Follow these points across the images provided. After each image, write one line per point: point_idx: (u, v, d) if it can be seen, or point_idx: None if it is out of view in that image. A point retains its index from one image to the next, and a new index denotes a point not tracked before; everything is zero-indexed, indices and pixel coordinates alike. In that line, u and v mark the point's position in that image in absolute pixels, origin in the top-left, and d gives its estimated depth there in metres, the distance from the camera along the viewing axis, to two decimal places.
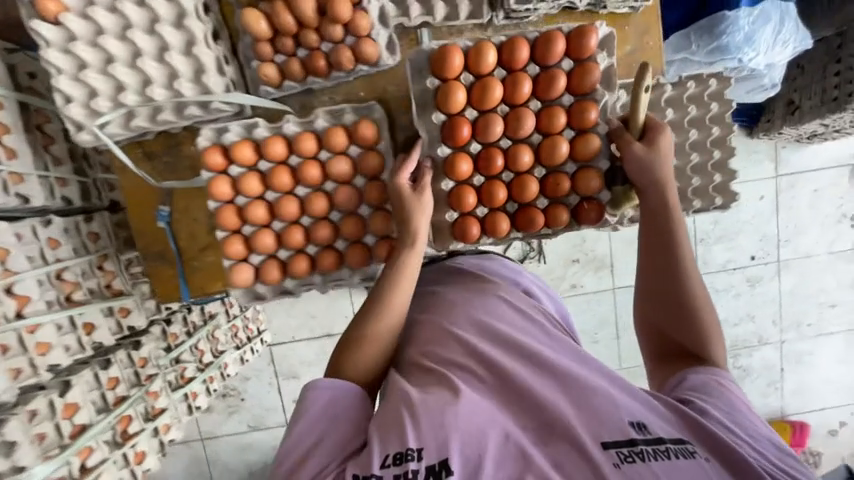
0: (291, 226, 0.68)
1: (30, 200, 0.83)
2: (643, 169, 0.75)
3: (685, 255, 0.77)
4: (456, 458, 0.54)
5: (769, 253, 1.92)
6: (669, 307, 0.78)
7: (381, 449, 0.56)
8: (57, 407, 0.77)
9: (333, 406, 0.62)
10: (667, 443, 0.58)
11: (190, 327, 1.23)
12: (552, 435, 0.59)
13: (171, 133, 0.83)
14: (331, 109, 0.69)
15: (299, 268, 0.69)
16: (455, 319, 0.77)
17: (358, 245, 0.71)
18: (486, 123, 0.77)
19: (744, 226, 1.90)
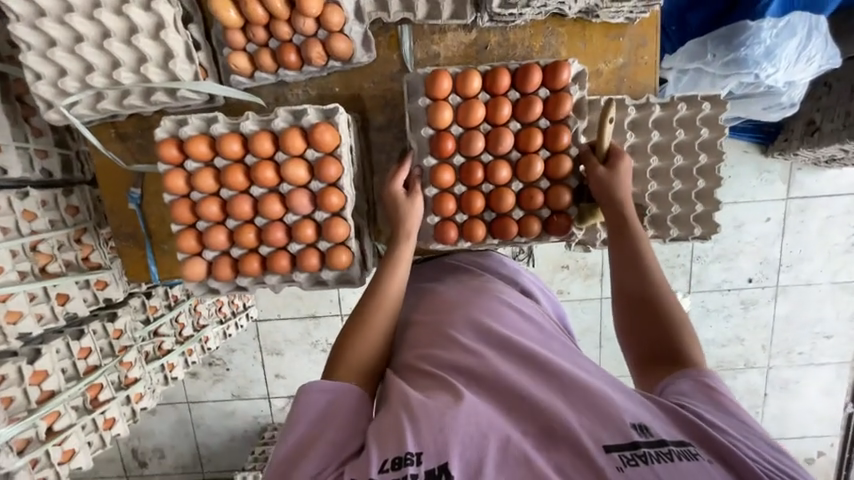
0: (241, 225, 0.69)
1: (8, 171, 0.84)
2: (607, 190, 0.72)
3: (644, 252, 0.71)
4: (456, 462, 0.48)
5: (768, 277, 1.86)
6: (636, 308, 0.69)
7: (379, 453, 0.50)
8: (25, 373, 0.82)
9: (335, 405, 0.58)
10: (670, 445, 0.50)
11: (171, 302, 1.26)
12: (555, 438, 0.52)
13: (143, 116, 0.82)
14: (293, 108, 0.68)
15: (248, 268, 0.70)
16: (451, 315, 0.72)
17: (306, 248, 0.70)
18: (469, 139, 0.74)
19: (745, 247, 1.83)
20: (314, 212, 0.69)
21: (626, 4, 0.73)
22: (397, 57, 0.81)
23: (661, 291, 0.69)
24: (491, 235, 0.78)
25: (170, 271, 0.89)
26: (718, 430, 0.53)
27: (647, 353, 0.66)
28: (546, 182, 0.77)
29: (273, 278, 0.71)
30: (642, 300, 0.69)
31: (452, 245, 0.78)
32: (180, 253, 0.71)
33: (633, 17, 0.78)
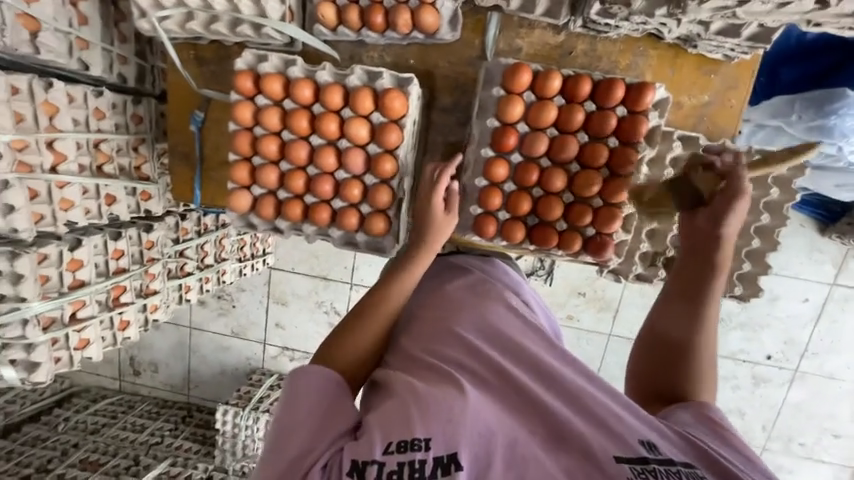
0: (294, 171, 0.70)
1: (90, 68, 0.88)
2: (709, 235, 0.67)
3: (709, 304, 0.69)
4: (467, 454, 0.49)
5: (789, 358, 1.77)
6: (664, 356, 0.69)
7: (384, 436, 0.51)
8: (64, 258, 0.85)
9: (315, 390, 0.57)
10: (678, 465, 0.52)
11: (201, 229, 1.31)
12: (563, 440, 0.54)
13: (224, 44, 0.85)
14: (369, 69, 0.69)
15: (291, 213, 0.72)
16: (458, 308, 0.72)
17: (351, 208, 0.71)
18: (533, 139, 0.73)
19: (773, 322, 1.75)
20: (365, 174, 0.70)
21: (730, 41, 0.69)
22: (479, 43, 0.80)
23: (701, 348, 0.68)
24: (530, 240, 0.76)
25: (213, 198, 0.92)
26: (724, 458, 0.54)
27: (655, 392, 0.68)
28: (599, 201, 0.74)
29: (310, 228, 0.73)
30: (674, 352, 0.68)
31: (487, 240, 0.78)
32: (231, 182, 0.74)
33: (732, 55, 0.74)
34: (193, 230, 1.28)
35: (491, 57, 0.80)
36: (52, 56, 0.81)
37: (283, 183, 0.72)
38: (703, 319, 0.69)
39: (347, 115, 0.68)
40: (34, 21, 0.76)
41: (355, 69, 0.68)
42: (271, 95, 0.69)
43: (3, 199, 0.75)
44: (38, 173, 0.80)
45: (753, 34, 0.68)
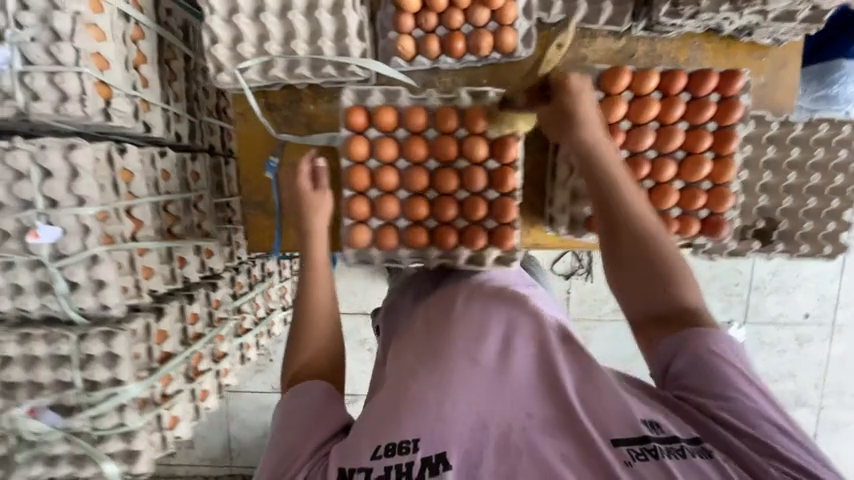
0: (415, 197, 0.75)
1: (152, 129, 0.86)
2: (566, 128, 0.66)
3: (652, 241, 0.65)
4: (454, 453, 0.53)
5: (824, 314, 1.84)
6: (653, 319, 0.64)
7: (373, 440, 0.55)
8: (152, 331, 0.80)
9: (308, 403, 0.63)
10: (682, 441, 0.54)
11: (251, 281, 1.27)
12: (554, 427, 0.55)
13: (296, 88, 0.85)
14: (476, 90, 0.77)
15: (418, 239, 0.75)
16: (460, 304, 0.70)
17: (479, 225, 0.76)
18: (638, 135, 0.69)
19: (804, 282, 1.82)
20: (487, 190, 0.75)
21: (786, 25, 0.76)
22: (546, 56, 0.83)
23: (685, 293, 0.64)
24: None
25: (293, 244, 0.89)
26: (724, 421, 0.56)
27: (648, 328, 0.64)
28: (707, 183, 0.71)
29: (437, 251, 0.76)
30: (664, 314, 0.64)
31: None
32: (348, 219, 0.76)
33: (782, 39, 0.80)
34: (246, 285, 1.22)
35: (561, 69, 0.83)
36: (123, 122, 0.77)
37: (403, 212, 0.76)
38: (672, 270, 0.64)
39: (466, 135, 0.75)
40: (107, 89, 0.74)
41: (461, 91, 0.76)
42: (386, 128, 0.74)
43: (95, 275, 0.71)
44: (122, 242, 0.75)
45: (807, 16, 0.75)
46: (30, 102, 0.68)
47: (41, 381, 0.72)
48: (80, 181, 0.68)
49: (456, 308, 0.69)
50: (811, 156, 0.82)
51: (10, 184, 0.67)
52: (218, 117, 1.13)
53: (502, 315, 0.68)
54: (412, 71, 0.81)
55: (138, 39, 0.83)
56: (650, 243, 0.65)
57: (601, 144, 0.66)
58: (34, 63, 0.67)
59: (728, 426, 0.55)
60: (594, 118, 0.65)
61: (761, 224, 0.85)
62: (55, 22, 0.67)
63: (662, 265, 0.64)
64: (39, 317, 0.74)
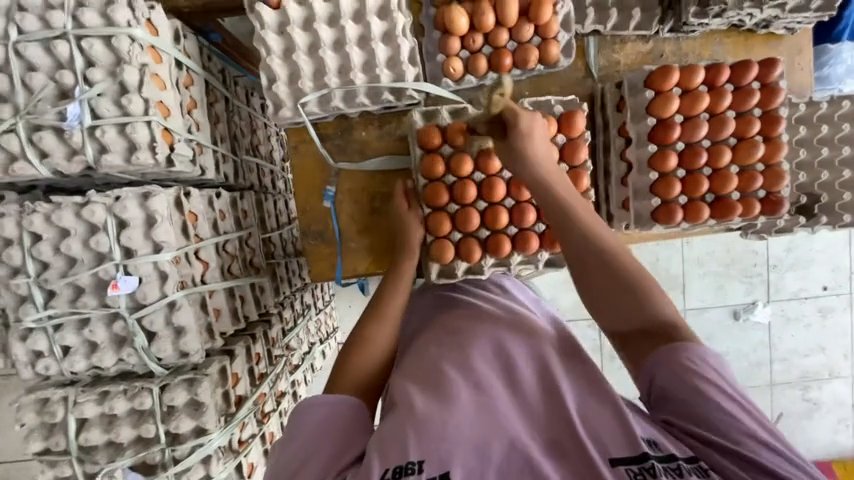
0: (492, 207, 0.74)
1: (206, 171, 0.83)
2: (515, 151, 0.64)
3: (612, 253, 0.61)
4: (457, 470, 0.50)
5: (842, 285, 1.58)
6: (635, 338, 0.59)
7: (380, 462, 0.51)
8: (228, 374, 0.77)
9: (333, 417, 0.58)
10: (679, 460, 0.49)
11: (294, 314, 1.17)
12: (563, 448, 0.53)
13: (347, 117, 0.85)
14: (537, 100, 0.75)
15: (500, 249, 0.74)
16: (464, 326, 0.71)
17: None
18: (693, 126, 0.73)
19: (817, 256, 1.57)
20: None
21: (801, 15, 0.81)
22: (583, 65, 0.87)
23: (661, 311, 0.58)
24: (710, 218, 0.76)
25: (356, 269, 0.88)
26: (720, 444, 0.50)
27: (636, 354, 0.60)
28: (761, 165, 0.75)
29: (520, 257, 0.75)
30: (640, 332, 0.59)
31: (671, 227, 0.77)
32: (426, 235, 0.76)
33: (795, 28, 0.88)
34: (291, 320, 1.14)
35: (598, 78, 0.86)
36: (184, 167, 0.76)
37: (481, 222, 0.75)
38: (633, 279, 0.59)
39: (537, 143, 0.74)
40: (170, 135, 0.73)
41: (526, 103, 0.74)
42: (457, 144, 0.74)
43: (177, 321, 0.70)
44: (193, 286, 0.73)
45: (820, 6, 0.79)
46: (100, 156, 0.69)
47: (121, 441, 0.69)
48: (158, 227, 0.67)
49: (474, 333, 0.69)
50: (840, 131, 0.87)
51: (87, 238, 0.67)
52: (253, 154, 1.11)
53: (503, 337, 0.68)
54: (459, 90, 0.84)
55: (189, 85, 0.83)
56: (611, 252, 0.61)
57: (552, 171, 0.64)
58: (103, 117, 0.68)
59: (728, 453, 0.50)
60: (537, 136, 0.64)
61: (805, 199, 0.89)
62: (124, 75, 0.68)
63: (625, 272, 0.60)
64: (114, 373, 0.71)
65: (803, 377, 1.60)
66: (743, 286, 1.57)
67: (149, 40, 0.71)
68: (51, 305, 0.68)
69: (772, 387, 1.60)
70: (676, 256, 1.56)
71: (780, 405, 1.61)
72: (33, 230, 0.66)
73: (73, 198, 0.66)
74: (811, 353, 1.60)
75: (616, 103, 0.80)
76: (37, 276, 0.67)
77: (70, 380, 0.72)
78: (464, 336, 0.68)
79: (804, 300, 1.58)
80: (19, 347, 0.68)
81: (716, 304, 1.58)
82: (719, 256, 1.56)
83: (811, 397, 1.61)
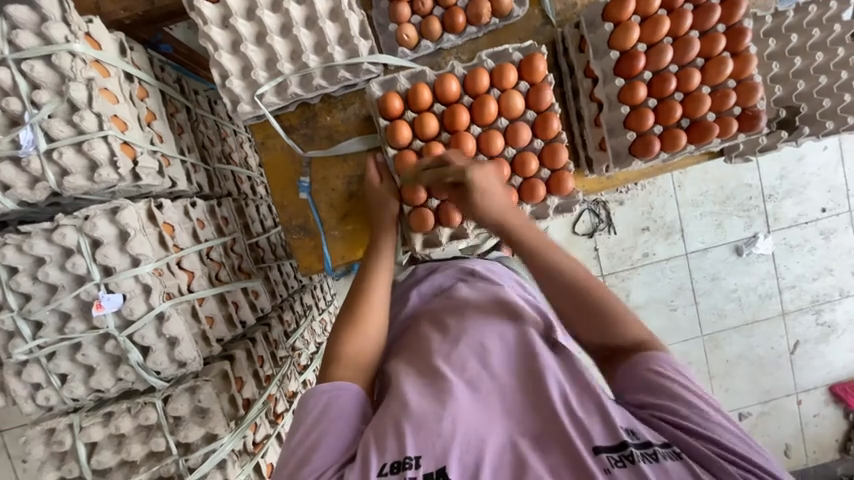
0: None
1: (177, 182, 0.81)
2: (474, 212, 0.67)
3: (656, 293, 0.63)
4: (454, 464, 0.49)
5: (840, 204, 1.56)
6: None
7: (378, 456, 0.50)
8: (230, 379, 0.76)
9: (338, 408, 0.56)
10: (655, 446, 0.49)
11: (297, 316, 1.17)
12: (547, 439, 0.52)
13: (309, 104, 0.83)
14: (494, 50, 0.73)
15: None
16: (454, 317, 0.69)
17: (536, 179, 0.72)
18: (657, 52, 0.71)
19: (811, 178, 1.55)
20: (533, 141, 0.72)
21: None
22: (539, 12, 0.83)
23: None
24: (688, 144, 0.75)
25: (344, 257, 0.86)
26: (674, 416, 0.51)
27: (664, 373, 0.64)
28: (732, 82, 0.73)
29: (502, 214, 0.74)
30: None
31: (650, 160, 0.75)
32: (405, 206, 0.75)
33: None
34: (293, 321, 1.13)
35: (556, 23, 0.84)
36: (152, 180, 0.74)
37: None
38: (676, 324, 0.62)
39: (502, 93, 0.72)
40: (131, 148, 0.72)
41: (483, 55, 0.72)
42: (420, 105, 0.72)
43: (168, 332, 0.68)
44: (180, 295, 0.72)
45: None
46: (62, 179, 0.67)
47: (133, 458, 0.69)
48: (132, 240, 0.66)
49: (461, 330, 0.66)
50: (811, 37, 0.83)
51: (63, 262, 0.66)
52: (226, 163, 1.09)
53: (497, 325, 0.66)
54: (418, 58, 0.82)
55: (144, 97, 0.80)
56: (589, 290, 0.61)
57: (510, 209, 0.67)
58: (57, 138, 0.66)
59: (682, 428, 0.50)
60: (616, 174, 0.68)
61: (784, 112, 0.87)
62: (71, 92, 0.66)
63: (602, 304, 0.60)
64: (116, 393, 0.71)
65: (814, 301, 1.59)
66: (741, 221, 1.55)
67: (91, 54, 0.69)
68: (39, 334, 0.67)
69: (786, 315, 1.59)
70: (670, 203, 1.54)
71: (796, 332, 1.60)
72: (8, 263, 0.65)
73: (41, 225, 0.65)
74: (819, 277, 1.59)
75: (577, 45, 0.80)
76: (20, 308, 0.66)
77: (73, 407, 0.72)
78: (457, 329, 0.66)
79: (804, 226, 1.56)
80: (17, 382, 0.68)
81: (717, 243, 1.56)
82: (712, 194, 1.54)
83: (825, 320, 1.60)
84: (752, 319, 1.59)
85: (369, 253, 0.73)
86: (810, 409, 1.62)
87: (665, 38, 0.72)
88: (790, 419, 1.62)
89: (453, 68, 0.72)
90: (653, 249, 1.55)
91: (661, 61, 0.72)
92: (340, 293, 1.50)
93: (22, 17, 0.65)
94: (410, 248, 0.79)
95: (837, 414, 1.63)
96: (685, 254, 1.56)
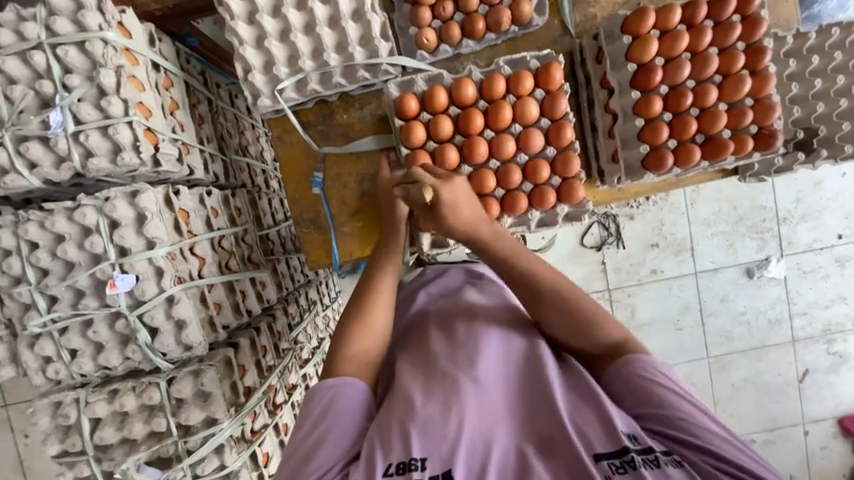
0: (477, 170, 0.73)
1: (195, 171, 0.83)
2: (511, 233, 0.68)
3: (541, 284, 0.63)
4: (459, 469, 0.50)
5: None
6: (599, 360, 0.61)
7: (383, 456, 0.51)
8: (233, 366, 0.78)
9: (343, 405, 0.57)
10: (658, 451, 0.49)
11: (301, 310, 1.18)
12: (554, 447, 0.51)
13: (327, 102, 0.85)
14: (511, 57, 0.74)
15: (488, 211, 0.73)
16: (459, 318, 0.69)
17: (547, 185, 0.73)
18: (675, 67, 0.72)
19: (828, 204, 1.52)
20: (546, 147, 0.73)
21: None
22: (558, 23, 0.84)
23: (587, 331, 0.60)
24: (702, 160, 0.74)
25: (351, 253, 0.87)
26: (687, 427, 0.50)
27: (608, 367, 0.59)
28: (750, 100, 0.73)
29: (510, 219, 0.75)
30: (606, 354, 0.60)
31: (663, 173, 0.75)
32: None
33: None
34: (298, 315, 1.14)
35: (575, 34, 0.85)
36: (171, 166, 0.76)
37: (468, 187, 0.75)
38: (572, 309, 0.61)
39: (517, 99, 0.73)
40: (154, 135, 0.74)
41: (500, 61, 0.73)
42: (436, 107, 0.73)
43: (177, 314, 0.70)
44: (190, 280, 0.73)
45: None
46: (86, 160, 0.70)
47: (134, 437, 0.71)
48: (149, 223, 0.68)
49: (468, 331, 0.65)
50: (832, 60, 0.83)
51: (82, 241, 0.68)
52: (243, 155, 1.11)
53: (505, 329, 0.66)
54: (436, 62, 0.83)
55: (169, 87, 0.83)
56: (558, 295, 0.62)
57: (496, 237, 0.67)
58: (85, 121, 0.69)
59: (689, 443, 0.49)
60: None
61: (802, 134, 0.86)
62: (101, 78, 0.68)
63: (574, 310, 0.61)
64: (122, 372, 0.73)
65: (826, 329, 1.56)
66: (753, 243, 1.53)
67: (122, 42, 0.71)
68: (54, 309, 0.69)
69: (795, 341, 1.56)
70: (681, 220, 1.53)
71: (805, 360, 1.56)
72: (29, 238, 0.68)
73: (64, 204, 0.67)
74: (832, 304, 1.55)
75: (595, 56, 0.81)
76: (38, 283, 0.69)
77: (81, 383, 0.74)
78: (463, 332, 0.67)
79: (819, 252, 1.53)
80: (29, 354, 0.70)
81: (728, 264, 1.54)
82: (725, 214, 1.53)
83: (836, 349, 1.57)
84: (761, 343, 1.56)
85: (378, 250, 0.73)
86: (817, 440, 1.58)
87: (683, 53, 0.73)
88: (796, 449, 1.58)
89: (470, 72, 0.73)
90: (662, 266, 1.54)
91: (679, 76, 0.72)
92: (344, 290, 1.51)
93: (60, 4, 0.68)
94: (418, 248, 0.79)
95: (846, 447, 1.58)
96: (694, 273, 1.54)
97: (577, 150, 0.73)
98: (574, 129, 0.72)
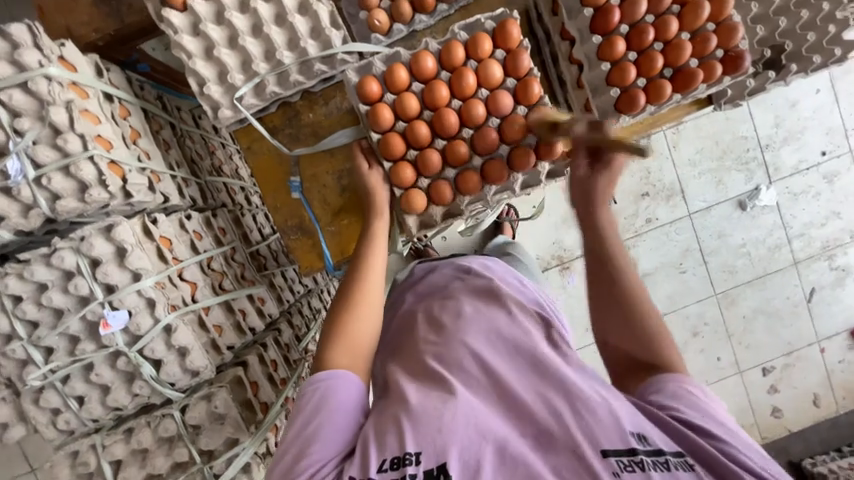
0: (450, 142, 0.72)
1: (170, 197, 0.82)
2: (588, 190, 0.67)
3: (630, 285, 0.65)
4: (454, 462, 0.49)
5: (840, 145, 1.54)
6: (631, 364, 0.65)
7: (378, 454, 0.51)
8: (245, 384, 0.77)
9: (336, 401, 0.56)
10: (667, 454, 0.49)
11: (306, 320, 1.17)
12: (551, 441, 0.52)
13: (289, 103, 0.84)
14: (466, 22, 0.73)
15: (468, 182, 0.72)
16: (451, 314, 0.69)
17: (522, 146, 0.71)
18: (632, 4, 0.70)
19: (807, 123, 1.52)
20: (515, 107, 0.71)
21: None
22: None
23: (662, 341, 0.62)
24: (673, 93, 0.74)
25: (341, 251, 0.85)
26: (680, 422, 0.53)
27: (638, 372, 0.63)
28: (712, 25, 0.72)
29: (493, 187, 0.73)
30: (642, 362, 0.63)
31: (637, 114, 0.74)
32: (396, 190, 0.74)
33: None
34: (303, 325, 1.13)
35: None
36: (143, 196, 0.75)
37: (444, 161, 0.73)
38: (635, 310, 0.64)
39: (478, 63, 0.71)
40: (119, 167, 0.72)
41: (455, 28, 0.71)
42: (399, 86, 0.72)
43: (177, 342, 0.69)
44: (185, 306, 0.72)
45: None
46: (54, 204, 0.68)
47: (158, 472, 0.70)
48: (130, 256, 0.66)
49: (460, 330, 0.65)
50: None
51: (66, 285, 0.66)
52: (218, 175, 1.09)
53: (499, 322, 0.66)
54: (393, 43, 0.81)
55: (126, 116, 0.81)
56: (626, 290, 0.65)
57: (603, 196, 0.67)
58: (44, 164, 0.67)
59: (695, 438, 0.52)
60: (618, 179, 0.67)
61: (769, 52, 0.85)
62: (52, 117, 0.66)
63: (638, 311, 0.64)
64: (134, 409, 0.72)
65: (825, 246, 1.57)
66: (741, 175, 1.53)
67: (68, 77, 0.69)
68: (51, 359, 0.68)
69: (797, 264, 1.57)
70: (667, 164, 1.53)
71: (809, 280, 1.58)
72: (12, 292, 0.66)
73: (40, 251, 0.65)
74: (827, 221, 1.56)
75: (550, 9, 0.80)
76: (30, 336, 0.67)
77: (94, 428, 0.73)
78: (458, 328, 0.65)
79: (806, 172, 1.54)
80: (35, 409, 0.69)
81: (719, 199, 1.54)
82: (709, 151, 1.52)
83: (838, 264, 1.58)
84: (764, 272, 1.57)
85: (362, 241, 0.72)
86: (834, 356, 1.60)
87: None
88: (814, 368, 1.60)
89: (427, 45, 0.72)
90: (656, 214, 1.54)
91: (637, 12, 0.71)
92: None
93: None
94: (408, 235, 0.78)
95: None
96: (688, 214, 1.54)
97: (548, 105, 0.72)
98: (542, 84, 0.71)
